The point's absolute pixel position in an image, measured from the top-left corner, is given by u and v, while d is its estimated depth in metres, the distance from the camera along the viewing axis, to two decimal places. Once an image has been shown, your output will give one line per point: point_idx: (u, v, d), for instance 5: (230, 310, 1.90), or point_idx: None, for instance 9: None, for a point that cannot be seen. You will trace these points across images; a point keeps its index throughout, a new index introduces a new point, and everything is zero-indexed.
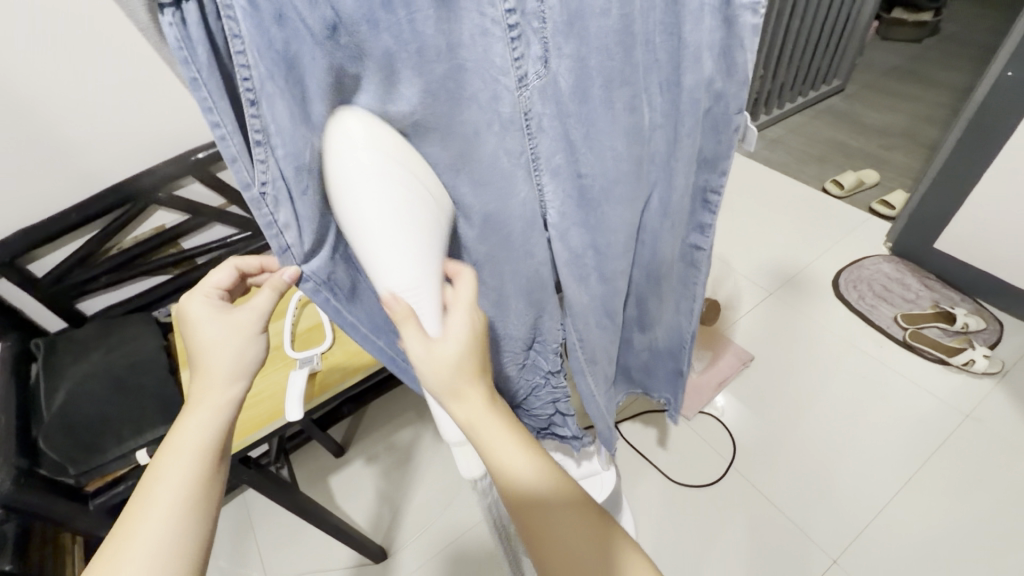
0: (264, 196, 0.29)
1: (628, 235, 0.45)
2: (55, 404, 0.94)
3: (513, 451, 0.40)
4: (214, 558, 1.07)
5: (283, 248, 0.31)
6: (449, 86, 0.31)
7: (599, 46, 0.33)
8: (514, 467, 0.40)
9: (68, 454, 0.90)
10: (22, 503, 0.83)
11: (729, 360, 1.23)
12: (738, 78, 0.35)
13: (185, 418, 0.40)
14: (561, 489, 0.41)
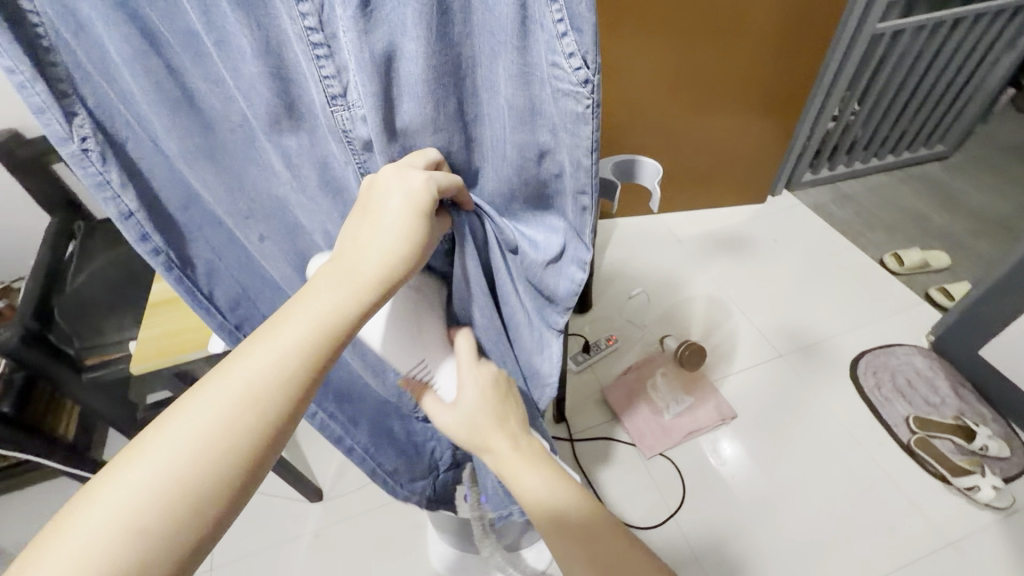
0: (85, 152, 0.37)
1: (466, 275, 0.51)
2: (77, 280, 1.09)
3: (525, 470, 0.50)
4: None
5: (124, 212, 0.41)
6: (257, 88, 0.37)
7: (415, 85, 0.35)
8: (530, 483, 0.49)
9: (77, 329, 1.03)
10: (25, 357, 0.92)
11: (706, 411, 1.18)
12: (568, 150, 0.38)
13: (234, 360, 0.30)
14: (572, 499, 0.50)
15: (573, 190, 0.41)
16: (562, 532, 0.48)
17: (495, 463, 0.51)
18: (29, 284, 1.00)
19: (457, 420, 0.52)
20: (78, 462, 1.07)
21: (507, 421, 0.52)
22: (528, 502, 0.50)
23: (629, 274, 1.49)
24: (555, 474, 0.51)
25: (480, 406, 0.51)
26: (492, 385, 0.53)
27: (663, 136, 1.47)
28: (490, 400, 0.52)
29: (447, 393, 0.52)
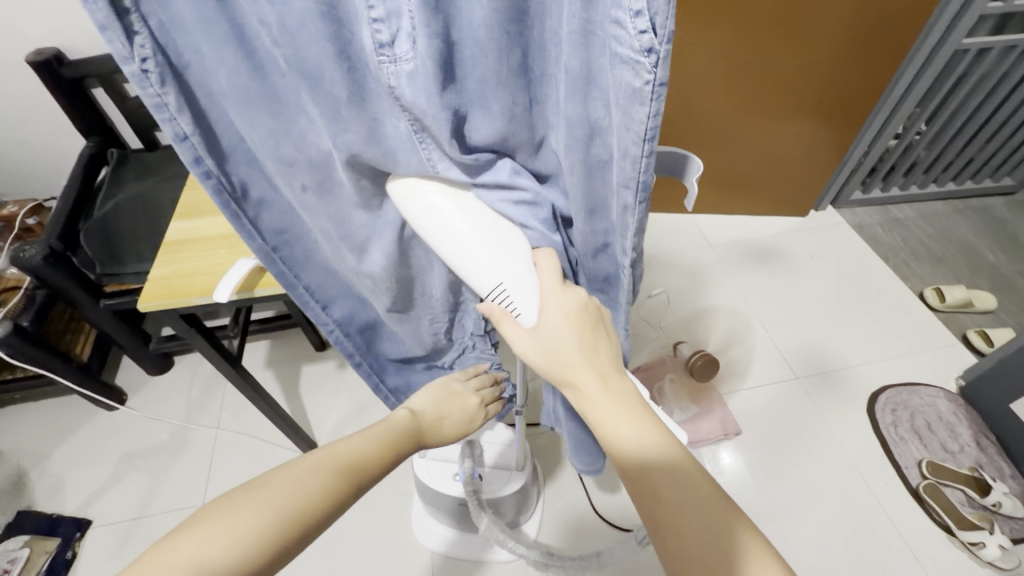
0: (146, 73, 0.32)
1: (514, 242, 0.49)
2: (105, 207, 1.06)
3: (618, 415, 0.42)
4: (189, 389, 1.24)
5: (180, 134, 0.36)
6: (298, 28, 0.32)
7: (469, 34, 0.33)
8: (616, 429, 0.42)
9: (98, 256, 1.02)
10: (47, 276, 0.99)
11: (711, 424, 1.15)
12: (625, 141, 0.34)
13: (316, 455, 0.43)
14: (662, 449, 0.41)
15: (617, 182, 0.37)
16: (642, 487, 0.40)
17: (583, 403, 0.44)
18: (60, 208, 1.03)
19: (541, 346, 0.44)
20: (88, 382, 1.13)
21: (597, 353, 0.44)
22: (616, 455, 0.42)
23: (652, 273, 1.45)
24: (652, 424, 0.42)
25: (564, 333, 0.43)
26: (579, 309, 0.44)
27: (709, 135, 1.40)
28: (580, 327, 0.44)
29: (527, 316, 0.44)
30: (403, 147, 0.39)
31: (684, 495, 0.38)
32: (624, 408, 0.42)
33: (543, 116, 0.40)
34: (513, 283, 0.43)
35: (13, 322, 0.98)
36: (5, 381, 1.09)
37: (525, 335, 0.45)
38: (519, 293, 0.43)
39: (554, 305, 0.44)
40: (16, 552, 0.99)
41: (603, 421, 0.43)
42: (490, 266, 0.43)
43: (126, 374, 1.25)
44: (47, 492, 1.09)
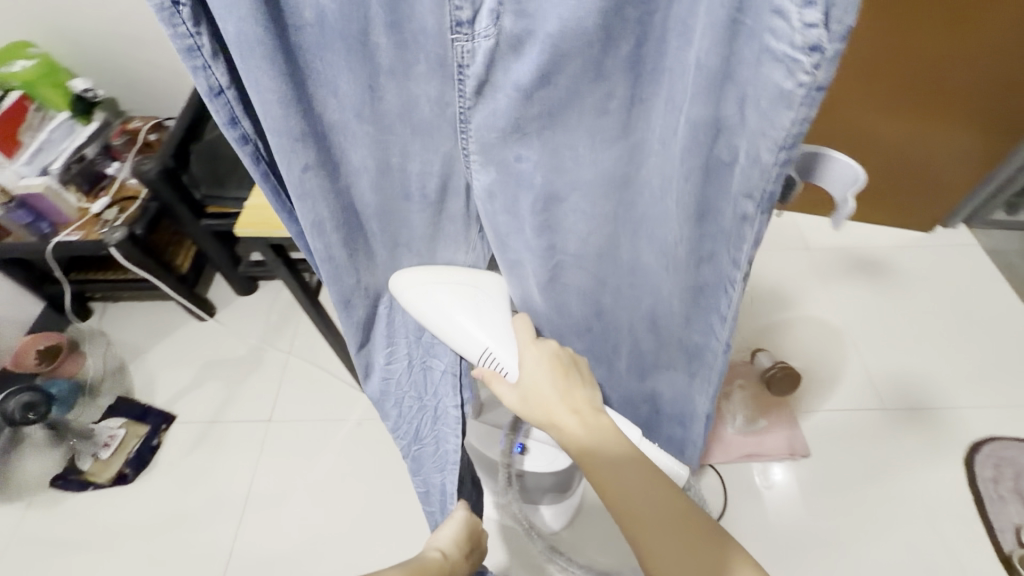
0: (177, 7, 0.31)
1: (593, 242, 0.48)
2: (216, 132, 1.14)
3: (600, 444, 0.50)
4: (269, 312, 1.33)
5: (213, 87, 0.36)
6: None
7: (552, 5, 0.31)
8: (603, 459, 0.49)
9: (203, 177, 1.11)
10: (157, 190, 1.07)
11: (777, 441, 1.07)
12: (745, 130, 0.34)
13: None
14: (645, 471, 0.49)
15: (740, 192, 0.37)
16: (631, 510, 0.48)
17: (572, 449, 0.51)
18: (176, 128, 1.12)
19: (523, 396, 0.51)
20: (182, 292, 1.23)
21: (572, 396, 0.51)
22: (608, 497, 0.49)
23: None
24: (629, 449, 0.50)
25: (542, 380, 0.50)
26: (553, 357, 0.52)
27: (831, 125, 1.25)
28: (554, 372, 0.51)
29: (512, 372, 0.52)
30: (503, 140, 0.39)
31: (669, 515, 0.48)
32: (609, 454, 0.49)
33: (649, 114, 0.39)
34: (496, 345, 0.52)
35: (128, 231, 1.09)
36: (119, 280, 1.22)
37: (512, 394, 0.51)
38: (502, 353, 0.51)
39: (534, 360, 0.51)
40: (115, 430, 1.12)
41: (599, 474, 0.49)
42: (477, 331, 0.52)
43: (217, 290, 1.36)
44: (142, 383, 1.22)
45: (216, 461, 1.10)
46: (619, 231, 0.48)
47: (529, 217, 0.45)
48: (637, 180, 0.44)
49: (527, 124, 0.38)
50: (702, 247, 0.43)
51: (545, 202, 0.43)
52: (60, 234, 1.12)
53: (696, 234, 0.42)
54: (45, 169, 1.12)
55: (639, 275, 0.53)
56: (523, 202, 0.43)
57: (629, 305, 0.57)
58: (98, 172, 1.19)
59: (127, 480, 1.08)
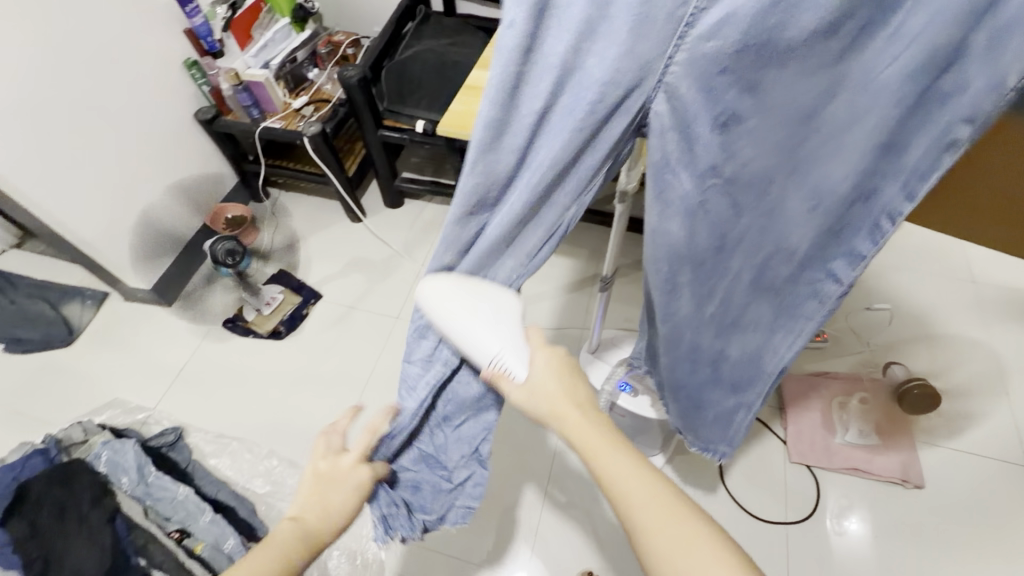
0: None
1: (747, 181, 0.43)
2: (406, 53, 1.28)
3: (616, 457, 0.47)
4: (410, 227, 1.47)
5: None
6: None
7: None
8: (614, 475, 0.47)
9: (389, 91, 1.25)
10: (352, 95, 1.21)
11: (889, 462, 1.01)
12: (993, 58, 0.33)
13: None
14: (656, 491, 0.45)
15: (958, 117, 0.35)
16: (641, 535, 0.45)
17: (568, 430, 0.49)
18: (376, 44, 1.25)
19: (529, 393, 0.50)
20: (347, 191, 1.39)
21: (577, 394, 0.51)
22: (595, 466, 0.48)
23: (883, 285, 1.26)
24: (648, 473, 0.47)
25: (549, 379, 0.50)
26: (560, 362, 0.52)
27: None
28: (558, 375, 0.51)
29: (519, 372, 0.50)
30: (710, 62, 0.36)
31: (652, 498, 0.45)
32: (601, 437, 0.48)
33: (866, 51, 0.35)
34: (508, 352, 0.49)
35: (321, 126, 1.26)
36: (300, 170, 1.41)
37: (518, 389, 0.50)
38: (512, 360, 0.49)
39: (543, 362, 0.51)
40: (275, 295, 1.31)
41: (589, 447, 0.48)
42: (488, 343, 0.49)
43: (371, 198, 1.52)
44: (301, 262, 1.41)
45: (349, 342, 1.27)
46: (776, 171, 0.43)
47: (701, 136, 0.40)
48: (821, 118, 0.39)
49: (743, 48, 0.35)
50: (869, 183, 0.41)
51: (726, 120, 0.39)
52: (267, 120, 1.31)
53: (879, 166, 0.40)
54: (266, 63, 1.30)
55: (774, 230, 0.47)
56: (702, 123, 0.40)
57: (745, 261, 0.50)
58: (302, 75, 1.36)
59: (280, 337, 1.28)
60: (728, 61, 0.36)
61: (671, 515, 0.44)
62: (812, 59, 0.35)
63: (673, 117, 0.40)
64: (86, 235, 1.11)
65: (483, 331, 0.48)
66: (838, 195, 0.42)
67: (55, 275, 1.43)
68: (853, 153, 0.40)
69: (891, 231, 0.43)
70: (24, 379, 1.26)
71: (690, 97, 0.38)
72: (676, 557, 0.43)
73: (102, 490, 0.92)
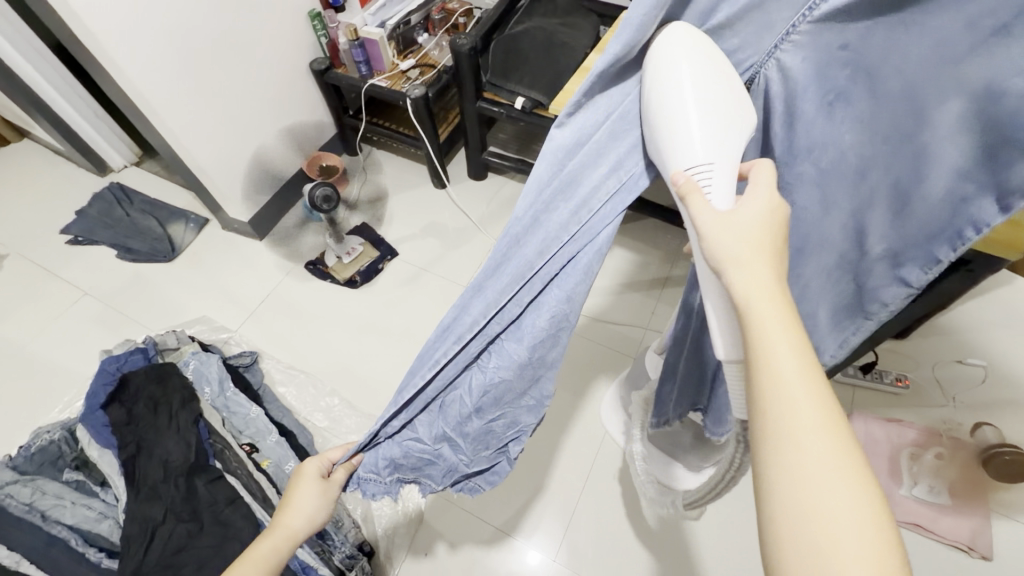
0: None
1: (843, 169, 0.42)
2: (516, 29, 1.29)
3: (786, 346, 0.34)
4: (491, 200, 1.49)
5: None
6: None
7: None
8: (779, 357, 0.34)
9: (494, 65, 1.26)
10: (460, 64, 1.23)
11: (957, 526, 0.95)
12: None
13: (265, 538, 0.65)
14: (818, 396, 0.34)
15: None
16: (778, 434, 0.34)
17: (749, 293, 0.36)
18: (489, 17, 1.27)
19: (724, 220, 0.38)
20: (437, 156, 1.43)
21: (772, 248, 0.38)
22: (760, 362, 0.35)
23: (984, 339, 1.16)
24: (821, 377, 0.34)
25: (760, 209, 0.39)
26: (780, 211, 0.40)
27: None
28: (766, 208, 0.39)
29: (720, 200, 0.39)
30: (829, 34, 0.38)
31: (814, 407, 0.33)
32: (777, 308, 0.36)
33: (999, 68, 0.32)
34: (719, 166, 0.39)
35: (424, 90, 1.30)
36: (395, 131, 1.47)
37: (712, 213, 0.38)
38: (723, 169, 0.39)
39: (752, 198, 0.39)
40: (355, 246, 1.38)
41: (763, 325, 0.35)
42: (699, 141, 0.39)
43: (456, 166, 1.55)
44: (383, 219, 1.47)
45: (416, 302, 1.32)
46: (870, 168, 0.41)
47: (803, 112, 0.42)
48: (924, 116, 0.37)
49: (872, 22, 0.36)
50: (963, 191, 0.38)
51: (832, 99, 0.40)
52: (374, 78, 1.36)
53: (979, 173, 0.36)
54: (382, 23, 1.33)
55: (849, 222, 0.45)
56: (806, 96, 0.41)
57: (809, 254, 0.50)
58: (412, 39, 1.40)
59: (355, 286, 1.34)
60: (852, 36, 0.38)
61: (831, 430, 0.33)
62: (939, 54, 0.34)
63: (780, 88, 0.43)
64: (204, 161, 1.20)
65: (700, 107, 0.39)
66: (928, 200, 0.39)
67: (167, 196, 1.56)
68: (949, 152, 0.37)
69: (974, 241, 0.39)
70: (131, 284, 1.40)
71: (802, 72, 0.41)
72: (805, 461, 0.32)
73: (190, 395, 1.01)
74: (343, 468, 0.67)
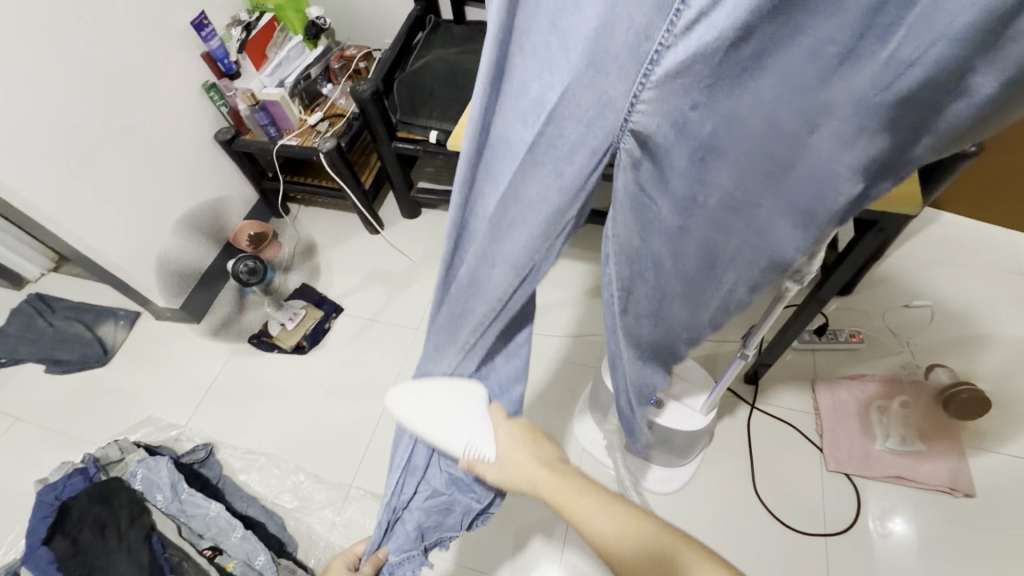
0: None
1: (708, 225, 0.36)
2: (415, 65, 1.28)
3: (591, 505, 0.52)
4: (429, 236, 1.47)
5: None
6: None
7: None
8: (596, 519, 0.51)
9: (402, 105, 1.25)
10: (366, 110, 1.23)
11: (933, 469, 0.96)
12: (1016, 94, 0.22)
13: None
14: (625, 524, 0.50)
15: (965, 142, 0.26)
16: (619, 555, 0.49)
17: (542, 488, 0.53)
18: (387, 58, 1.26)
19: (501, 467, 0.52)
20: (366, 204, 1.41)
21: (543, 451, 0.55)
22: (580, 523, 0.52)
23: (921, 278, 1.19)
24: (619, 508, 0.52)
25: (514, 448, 0.52)
26: (525, 428, 0.54)
27: None
28: (522, 435, 0.53)
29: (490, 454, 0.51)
30: (672, 92, 0.30)
31: (621, 534, 0.50)
32: (569, 483, 0.54)
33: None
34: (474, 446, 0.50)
35: (336, 141, 1.27)
36: (317, 185, 1.44)
37: (492, 468, 0.52)
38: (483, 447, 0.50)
39: (504, 438, 0.52)
40: (297, 310, 1.32)
41: (563, 501, 0.53)
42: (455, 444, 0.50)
43: (387, 209, 1.53)
44: (322, 276, 1.43)
45: (371, 355, 1.28)
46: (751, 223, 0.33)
47: (672, 167, 0.34)
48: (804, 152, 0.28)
49: (715, 76, 0.27)
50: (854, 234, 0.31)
51: (700, 153, 0.32)
52: (284, 138, 1.33)
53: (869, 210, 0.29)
54: (281, 82, 1.32)
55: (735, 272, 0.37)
56: (671, 156, 0.33)
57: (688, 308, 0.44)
58: (316, 91, 1.38)
59: (303, 352, 1.30)
60: (697, 93, 0.29)
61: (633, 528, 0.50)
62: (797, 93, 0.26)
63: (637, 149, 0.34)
64: (114, 257, 1.15)
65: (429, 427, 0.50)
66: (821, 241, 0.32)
67: (92, 297, 1.48)
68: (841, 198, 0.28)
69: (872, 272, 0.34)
70: (67, 399, 1.31)
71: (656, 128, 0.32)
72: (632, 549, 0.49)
73: (138, 509, 0.95)
74: (370, 560, 0.67)
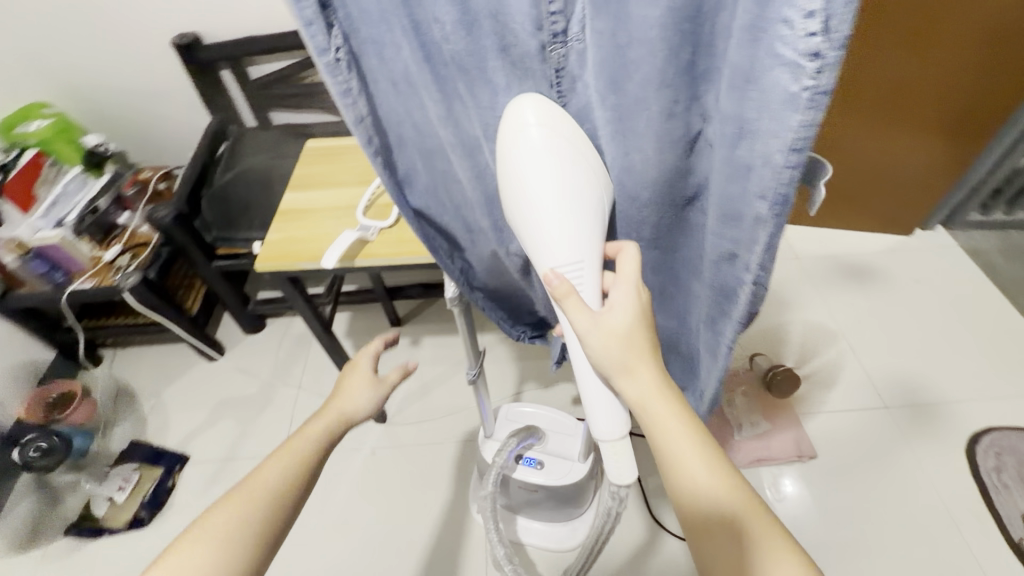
0: (338, 62, 0.34)
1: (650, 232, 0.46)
2: (223, 179, 1.21)
3: (690, 453, 0.42)
4: (279, 347, 1.35)
5: (358, 117, 0.38)
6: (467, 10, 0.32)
7: (640, 36, 0.32)
8: (687, 465, 0.42)
9: (215, 222, 1.16)
10: (173, 235, 1.12)
11: (782, 443, 1.10)
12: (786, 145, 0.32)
13: None
14: (721, 485, 0.42)
15: (755, 192, 0.34)
16: (690, 505, 0.42)
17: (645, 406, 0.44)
18: (188, 177, 1.17)
19: (606, 334, 0.44)
20: (195, 333, 1.27)
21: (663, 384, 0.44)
22: (663, 456, 0.43)
23: None
24: (723, 465, 0.42)
25: (632, 321, 0.44)
26: (643, 317, 0.45)
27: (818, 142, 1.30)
28: (629, 344, 0.44)
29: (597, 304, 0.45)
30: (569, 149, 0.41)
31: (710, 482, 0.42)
32: (676, 415, 0.43)
33: (711, 61, 0.33)
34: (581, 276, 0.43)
35: (142, 274, 1.13)
36: (132, 324, 1.27)
37: (588, 321, 0.44)
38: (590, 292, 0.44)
39: (625, 299, 0.44)
40: (129, 474, 1.14)
41: (657, 427, 0.43)
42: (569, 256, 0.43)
43: (225, 330, 1.39)
44: (156, 425, 1.23)
45: None
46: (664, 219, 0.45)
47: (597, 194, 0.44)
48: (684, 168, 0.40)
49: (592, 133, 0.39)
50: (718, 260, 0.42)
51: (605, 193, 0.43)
52: (74, 282, 1.15)
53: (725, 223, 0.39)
54: (60, 222, 1.14)
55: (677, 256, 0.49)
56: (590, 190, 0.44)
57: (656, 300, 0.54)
58: (110, 222, 1.21)
59: (142, 524, 1.08)
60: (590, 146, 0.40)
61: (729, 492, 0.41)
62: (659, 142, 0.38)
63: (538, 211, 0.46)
64: None
65: (547, 178, 0.39)
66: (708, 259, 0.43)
67: None
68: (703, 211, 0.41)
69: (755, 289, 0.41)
70: None
71: None
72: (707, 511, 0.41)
73: None
74: None
